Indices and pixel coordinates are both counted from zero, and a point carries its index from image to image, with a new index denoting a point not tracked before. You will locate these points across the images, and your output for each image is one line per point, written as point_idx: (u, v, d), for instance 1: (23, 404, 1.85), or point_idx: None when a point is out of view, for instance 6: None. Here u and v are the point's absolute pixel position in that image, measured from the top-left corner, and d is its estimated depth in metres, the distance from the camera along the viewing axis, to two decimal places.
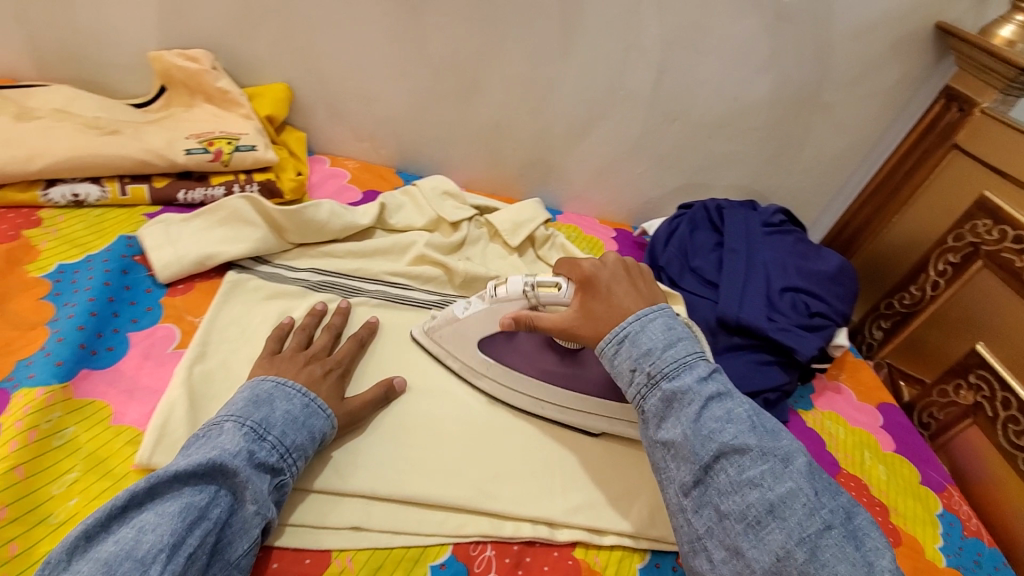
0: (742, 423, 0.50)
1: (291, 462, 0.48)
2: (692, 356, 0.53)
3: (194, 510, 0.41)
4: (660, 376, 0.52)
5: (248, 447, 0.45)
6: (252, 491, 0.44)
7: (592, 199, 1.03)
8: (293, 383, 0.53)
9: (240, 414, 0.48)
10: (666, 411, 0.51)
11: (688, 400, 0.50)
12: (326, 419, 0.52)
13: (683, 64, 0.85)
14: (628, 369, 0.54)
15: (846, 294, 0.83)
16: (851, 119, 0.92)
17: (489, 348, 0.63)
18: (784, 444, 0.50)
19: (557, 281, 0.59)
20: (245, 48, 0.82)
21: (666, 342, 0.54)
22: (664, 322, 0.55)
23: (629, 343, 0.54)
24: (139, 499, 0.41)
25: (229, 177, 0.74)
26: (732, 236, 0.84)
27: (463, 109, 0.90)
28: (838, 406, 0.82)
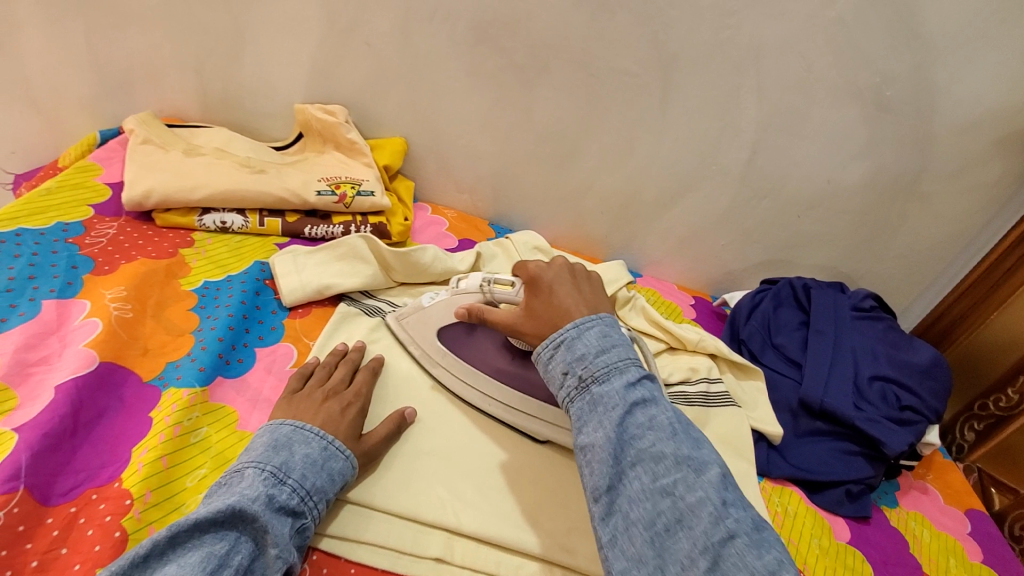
0: (664, 430, 0.46)
1: (312, 505, 0.48)
2: (624, 360, 0.50)
3: (214, 559, 0.40)
4: (591, 380, 0.49)
5: (267, 492, 0.45)
6: (273, 535, 0.43)
7: (672, 266, 1.05)
8: (310, 426, 0.53)
9: (261, 459, 0.48)
10: (589, 414, 0.47)
11: (611, 405, 0.47)
12: (345, 460, 0.52)
13: (777, 146, 0.88)
14: (560, 372, 0.51)
15: (940, 390, 0.78)
16: (949, 211, 0.90)
17: (448, 339, 0.67)
18: (704, 454, 0.45)
19: (512, 281, 0.62)
20: (374, 106, 0.93)
21: (600, 347, 0.50)
22: (602, 329, 0.52)
23: (564, 348, 0.51)
24: (160, 549, 0.40)
25: (348, 218, 0.82)
26: (819, 317, 0.83)
27: (559, 173, 0.96)
28: (925, 507, 0.77)
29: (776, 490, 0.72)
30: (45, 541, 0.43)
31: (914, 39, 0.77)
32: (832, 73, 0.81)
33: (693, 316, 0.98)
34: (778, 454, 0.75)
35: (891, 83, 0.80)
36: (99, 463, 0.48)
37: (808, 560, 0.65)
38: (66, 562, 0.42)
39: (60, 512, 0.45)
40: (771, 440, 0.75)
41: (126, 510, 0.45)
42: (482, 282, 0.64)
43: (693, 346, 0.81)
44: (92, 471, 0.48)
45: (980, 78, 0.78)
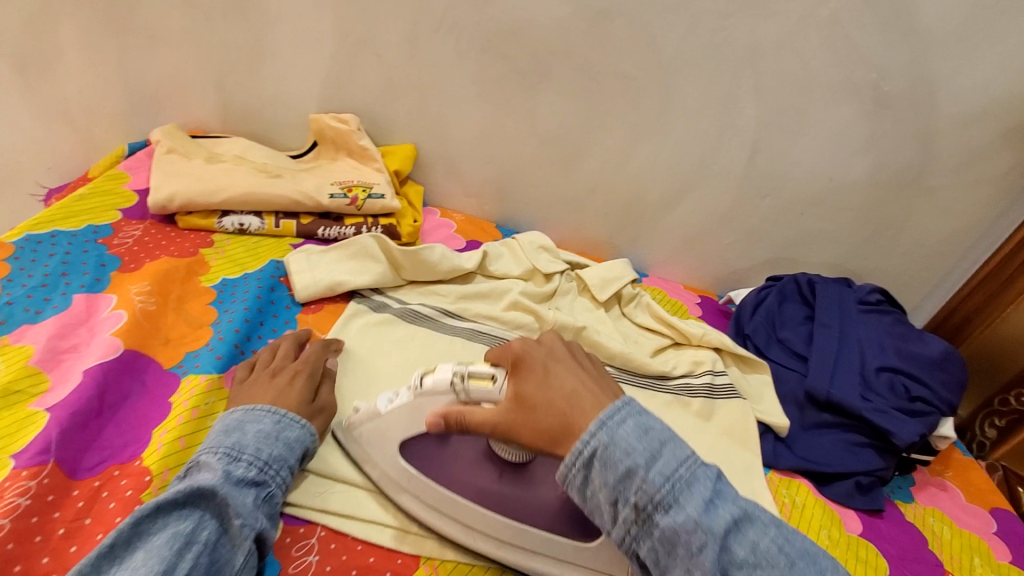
0: (767, 557, 0.41)
1: (273, 474, 0.49)
2: (685, 469, 0.43)
3: (179, 537, 0.41)
4: (655, 509, 0.42)
5: (223, 469, 0.46)
6: (235, 506, 0.44)
7: (678, 266, 1.06)
8: (261, 406, 0.53)
9: (214, 443, 0.48)
10: (668, 556, 0.41)
11: (696, 543, 0.40)
12: (301, 427, 0.53)
13: (778, 143, 0.90)
14: (610, 503, 0.43)
15: (953, 382, 0.77)
16: (956, 204, 0.90)
17: (415, 455, 0.55)
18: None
19: (490, 372, 0.50)
20: (385, 115, 0.97)
21: (650, 454, 0.43)
22: (637, 427, 0.45)
23: (600, 465, 0.44)
24: (125, 537, 0.40)
25: (360, 220, 0.86)
26: (824, 311, 0.84)
27: (564, 175, 0.98)
28: (943, 504, 0.76)
29: (783, 481, 0.72)
30: (72, 511, 0.46)
31: (910, 34, 0.78)
32: (829, 70, 0.82)
33: (699, 314, 0.99)
34: (785, 446, 0.75)
35: (889, 79, 0.82)
36: (122, 442, 0.51)
37: None
38: (89, 532, 0.45)
39: (86, 486, 0.47)
40: (777, 432, 0.76)
41: (145, 487, 0.48)
42: (450, 383, 0.51)
43: (698, 340, 0.82)
44: (116, 450, 0.51)
45: (979, 71, 0.79)
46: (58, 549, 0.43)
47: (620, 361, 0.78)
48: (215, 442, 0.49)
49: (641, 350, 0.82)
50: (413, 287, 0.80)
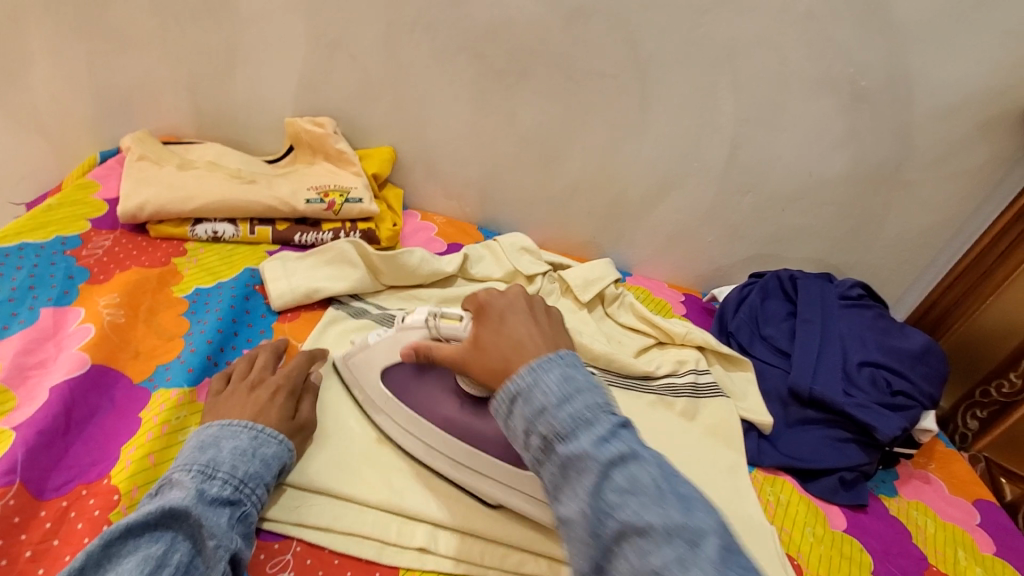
0: (647, 493, 0.38)
1: (249, 492, 0.48)
2: (592, 410, 0.42)
3: (148, 562, 0.40)
4: (555, 439, 0.41)
5: (197, 487, 0.45)
6: (209, 526, 0.43)
7: (661, 264, 1.06)
8: (238, 421, 0.52)
9: (187, 461, 0.47)
10: (562, 481, 0.41)
11: (584, 470, 0.40)
12: (279, 443, 0.52)
13: (758, 139, 0.89)
14: (522, 432, 0.43)
15: (933, 375, 0.78)
16: (934, 198, 0.91)
17: (392, 381, 0.60)
18: (702, 523, 0.37)
19: (459, 315, 0.57)
20: (362, 117, 0.96)
21: (563, 395, 0.43)
22: (563, 371, 0.44)
23: (521, 401, 0.44)
24: (94, 560, 0.39)
25: (337, 224, 0.84)
26: (806, 307, 0.84)
27: (545, 175, 0.98)
28: (927, 496, 0.76)
29: (768, 479, 0.72)
30: (38, 533, 0.44)
31: (886, 29, 0.78)
32: (806, 66, 0.82)
33: (683, 312, 0.99)
34: (769, 443, 0.75)
35: (865, 74, 0.82)
36: (90, 461, 0.50)
37: (801, 548, 0.64)
38: (56, 554, 0.44)
39: (52, 506, 0.46)
40: (761, 429, 0.75)
41: (114, 505, 0.47)
42: (426, 318, 0.58)
43: (681, 339, 0.82)
44: (83, 468, 0.49)
45: (955, 64, 0.79)
46: (24, 573, 0.42)
47: (605, 362, 0.77)
48: (190, 460, 0.48)
49: (624, 350, 0.82)
50: (394, 291, 0.78)
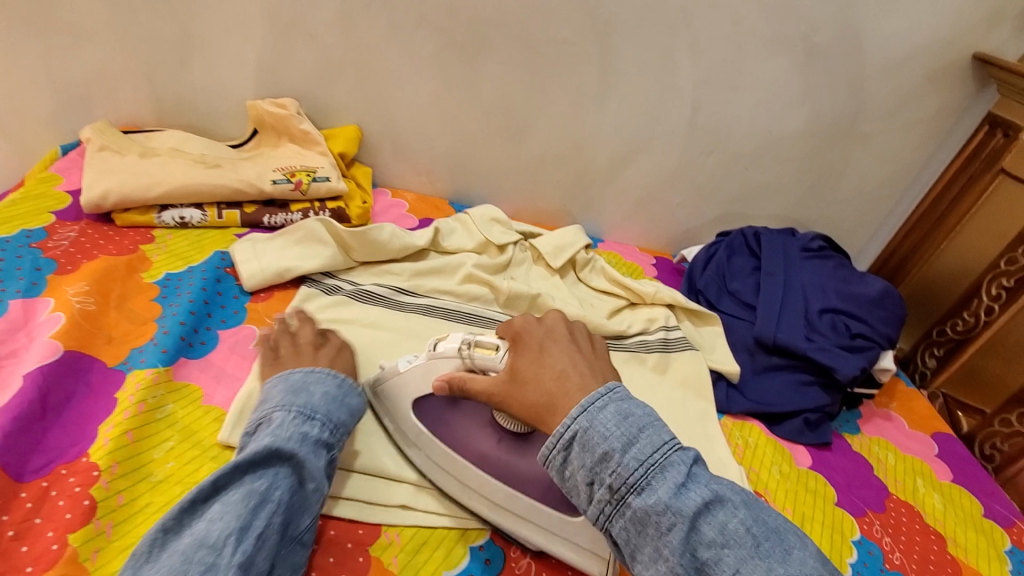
0: (741, 541, 0.39)
1: (338, 437, 0.51)
2: (661, 452, 0.42)
3: (256, 495, 0.43)
4: (627, 490, 0.41)
5: (299, 429, 0.48)
6: (309, 469, 0.47)
7: (632, 229, 1.08)
8: (320, 368, 0.55)
9: (285, 401, 0.50)
10: (639, 537, 0.40)
11: (667, 526, 0.39)
12: (358, 395, 0.56)
13: (718, 100, 0.91)
14: (586, 484, 0.43)
15: (892, 318, 0.81)
16: (889, 149, 0.94)
17: (424, 413, 0.58)
18: (800, 561, 0.39)
19: (496, 344, 0.53)
20: (325, 97, 0.96)
21: (626, 438, 0.42)
22: (617, 410, 0.44)
23: (579, 448, 0.43)
24: (207, 493, 0.43)
25: (306, 205, 0.85)
26: (769, 260, 0.87)
27: (513, 146, 0.98)
28: (888, 433, 0.80)
29: (737, 425, 0.75)
30: (19, 513, 0.45)
31: None
32: (760, 24, 0.83)
33: (654, 274, 1.01)
34: (737, 391, 0.78)
35: (817, 30, 0.84)
36: (69, 442, 0.51)
37: (768, 485, 0.67)
38: (40, 530, 0.45)
39: (33, 487, 0.47)
40: (729, 378, 0.79)
41: (94, 481, 0.48)
42: (460, 347, 0.54)
43: (651, 298, 0.85)
44: (62, 450, 0.50)
45: (903, 16, 0.82)
46: (8, 550, 0.43)
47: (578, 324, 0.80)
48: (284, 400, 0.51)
49: (597, 312, 0.84)
50: (365, 267, 0.79)
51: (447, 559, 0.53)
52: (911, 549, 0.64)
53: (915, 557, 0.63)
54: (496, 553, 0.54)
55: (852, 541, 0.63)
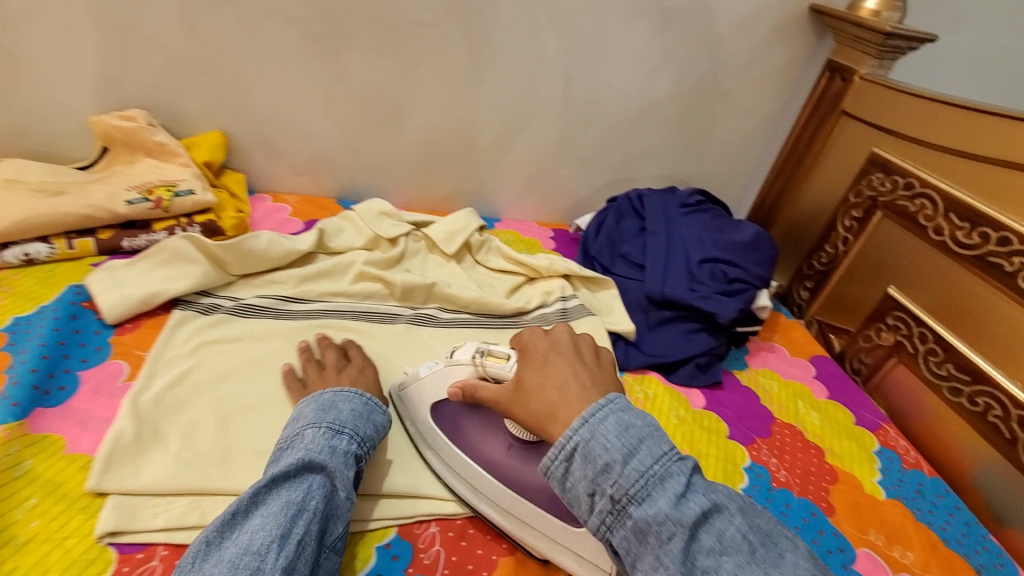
0: (736, 547, 0.40)
1: (365, 451, 0.54)
2: (661, 464, 0.42)
3: (294, 505, 0.45)
4: (629, 502, 0.41)
5: (328, 443, 0.51)
6: (341, 480, 0.49)
7: (527, 205, 1.09)
8: (350, 389, 0.58)
9: (315, 419, 0.53)
10: (640, 546, 0.41)
11: (668, 535, 0.40)
12: (383, 414, 0.59)
13: (588, 70, 0.93)
14: (587, 493, 0.43)
15: (764, 260, 0.88)
16: (749, 101, 1.00)
17: (443, 418, 0.61)
18: (790, 563, 0.40)
19: (507, 353, 0.57)
20: (180, 104, 0.89)
21: (626, 450, 0.43)
22: (618, 421, 0.45)
23: (581, 459, 0.44)
24: (246, 506, 0.45)
25: (171, 222, 0.81)
26: (653, 220, 0.91)
27: (393, 135, 0.96)
28: (772, 363, 0.88)
29: (636, 379, 0.79)
30: None
31: None
32: None
33: (552, 246, 1.03)
34: (635, 347, 0.82)
35: None
36: None
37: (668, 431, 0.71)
38: None
39: None
40: (627, 337, 0.82)
41: None
42: (474, 355, 0.59)
43: (546, 271, 0.86)
44: None
45: None
46: None
47: (477, 307, 0.80)
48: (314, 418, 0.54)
49: (495, 292, 0.85)
50: (247, 280, 0.75)
51: (353, 561, 0.51)
52: (794, 467, 0.70)
53: (798, 471, 0.70)
54: (404, 550, 0.53)
55: (743, 468, 0.69)
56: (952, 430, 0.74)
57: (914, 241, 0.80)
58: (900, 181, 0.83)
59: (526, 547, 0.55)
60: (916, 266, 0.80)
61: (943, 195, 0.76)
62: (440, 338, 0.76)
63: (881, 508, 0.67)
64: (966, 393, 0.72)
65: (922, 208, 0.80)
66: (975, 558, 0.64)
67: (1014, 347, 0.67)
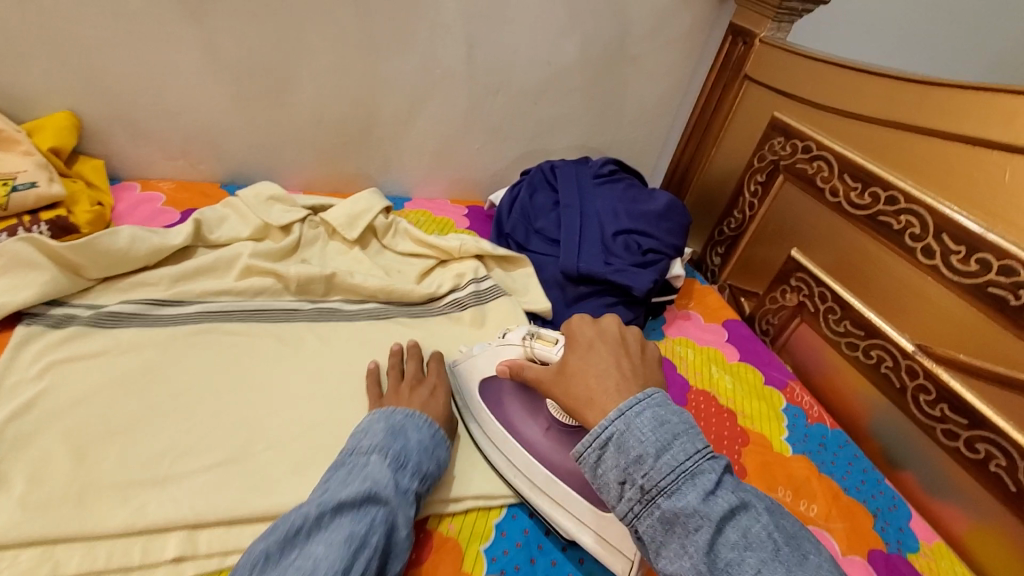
0: (762, 546, 0.37)
1: (426, 487, 0.51)
2: (693, 460, 0.40)
3: (357, 538, 0.42)
4: (656, 491, 0.40)
5: (394, 475, 0.48)
6: (401, 518, 0.46)
7: (438, 181, 1.03)
8: (420, 414, 0.55)
9: (383, 444, 0.50)
10: (666, 535, 0.39)
11: (694, 526, 0.38)
12: (449, 448, 0.55)
13: (491, 35, 0.88)
14: (616, 482, 0.41)
15: (677, 228, 0.88)
16: (657, 67, 0.99)
17: (489, 394, 0.63)
18: (817, 567, 0.37)
19: (555, 337, 0.57)
20: (13, 81, 0.75)
21: (660, 444, 0.41)
22: (654, 416, 0.42)
23: (614, 448, 0.42)
24: (309, 526, 0.43)
25: (11, 221, 0.69)
26: (565, 193, 0.88)
27: (280, 110, 0.87)
28: (688, 331, 0.89)
29: None
30: None
31: None
32: None
33: (466, 224, 0.98)
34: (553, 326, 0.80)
35: None
36: None
37: None
38: None
39: None
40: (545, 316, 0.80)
41: None
42: (523, 337, 0.60)
43: (458, 252, 0.81)
44: None
45: None
46: None
47: (384, 296, 0.74)
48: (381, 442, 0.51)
49: (405, 278, 0.80)
50: (111, 283, 0.66)
51: None
52: (709, 433, 0.71)
53: (712, 438, 0.71)
54: None
55: None
56: (849, 382, 0.78)
57: (813, 203, 0.82)
58: (798, 144, 0.85)
59: (440, 553, 0.51)
60: (815, 227, 0.82)
61: (838, 157, 0.78)
62: (342, 332, 0.70)
63: (789, 465, 0.70)
64: (862, 347, 0.75)
65: (819, 171, 0.81)
66: (873, 502, 0.68)
67: (901, 300, 0.71)
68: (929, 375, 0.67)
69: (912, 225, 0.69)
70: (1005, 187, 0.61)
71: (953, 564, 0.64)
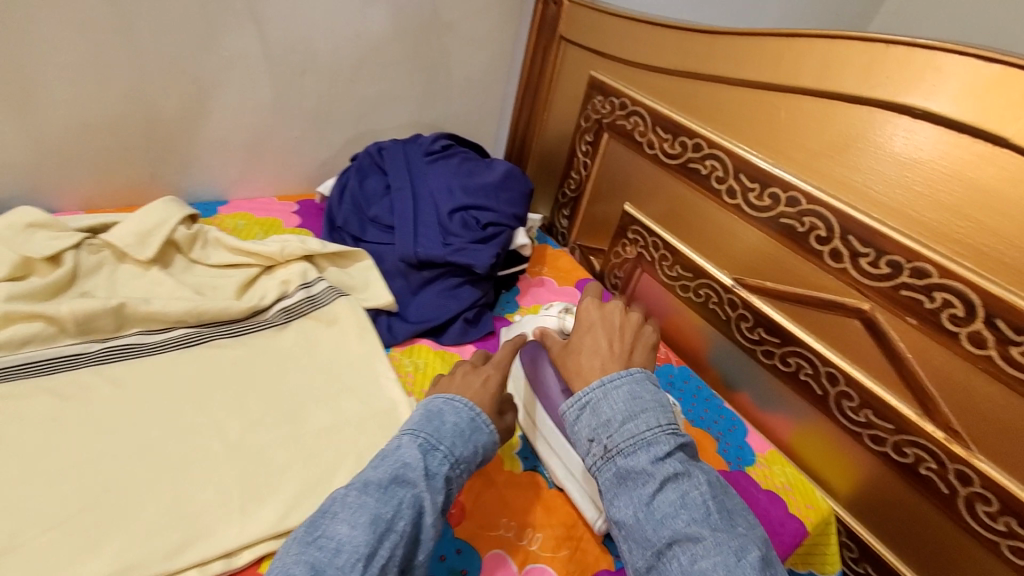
0: (697, 509, 0.44)
1: (459, 474, 0.47)
2: (653, 431, 0.46)
3: (382, 521, 0.41)
4: (616, 451, 0.46)
5: (424, 457, 0.45)
6: (428, 503, 0.43)
7: (259, 178, 0.93)
8: (460, 397, 0.51)
9: (415, 427, 0.48)
10: (618, 488, 0.46)
11: (643, 481, 0.45)
12: (490, 433, 0.51)
13: (283, 9, 0.78)
14: (586, 438, 0.48)
15: (517, 196, 0.86)
16: (476, 33, 0.96)
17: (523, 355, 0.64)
18: (740, 533, 0.43)
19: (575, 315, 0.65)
20: None
21: (628, 413, 0.47)
22: (630, 390, 0.49)
23: (590, 410, 0.49)
24: (336, 505, 0.42)
25: None
26: (395, 176, 0.84)
27: (30, 119, 0.71)
28: (542, 296, 0.89)
29: (405, 352, 0.72)
30: None
31: None
32: None
33: (296, 220, 0.90)
34: (399, 318, 0.76)
35: None
36: None
37: None
38: None
39: None
40: (388, 310, 0.75)
41: None
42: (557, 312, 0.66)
43: (282, 257, 0.74)
44: None
45: None
46: None
47: (194, 319, 0.65)
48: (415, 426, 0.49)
49: (221, 294, 0.70)
50: None
51: None
52: None
53: None
54: None
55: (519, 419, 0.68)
56: (687, 321, 0.83)
57: (636, 157, 0.85)
58: (616, 102, 0.86)
59: None
60: (641, 181, 0.85)
61: (649, 111, 0.81)
62: (140, 371, 0.60)
63: None
64: (693, 288, 0.80)
65: (636, 126, 0.84)
66: (716, 428, 0.73)
67: (757, 265, 0.72)
68: (747, 304, 0.73)
69: (716, 169, 0.73)
70: (783, 124, 0.66)
71: (784, 467, 0.71)
